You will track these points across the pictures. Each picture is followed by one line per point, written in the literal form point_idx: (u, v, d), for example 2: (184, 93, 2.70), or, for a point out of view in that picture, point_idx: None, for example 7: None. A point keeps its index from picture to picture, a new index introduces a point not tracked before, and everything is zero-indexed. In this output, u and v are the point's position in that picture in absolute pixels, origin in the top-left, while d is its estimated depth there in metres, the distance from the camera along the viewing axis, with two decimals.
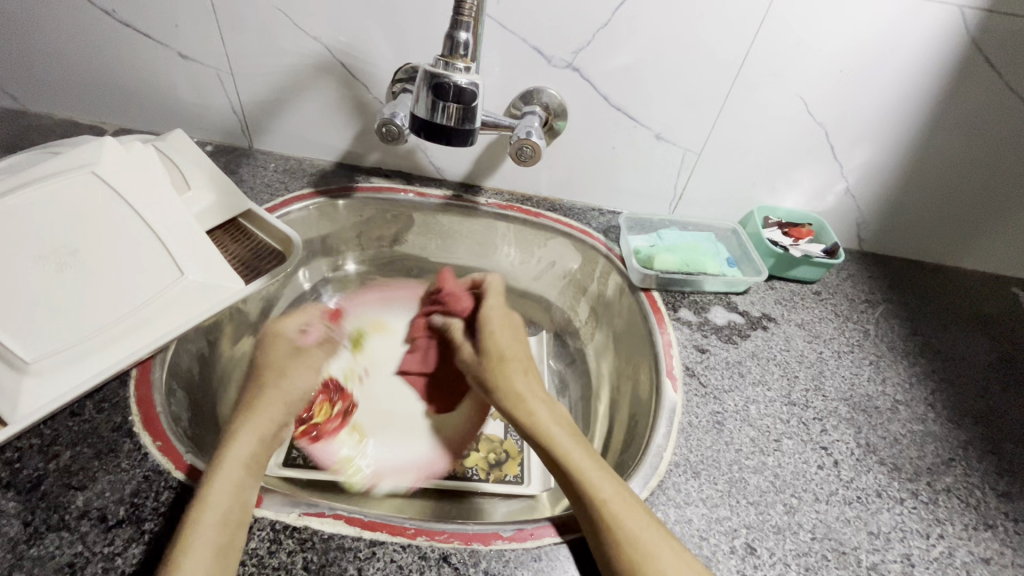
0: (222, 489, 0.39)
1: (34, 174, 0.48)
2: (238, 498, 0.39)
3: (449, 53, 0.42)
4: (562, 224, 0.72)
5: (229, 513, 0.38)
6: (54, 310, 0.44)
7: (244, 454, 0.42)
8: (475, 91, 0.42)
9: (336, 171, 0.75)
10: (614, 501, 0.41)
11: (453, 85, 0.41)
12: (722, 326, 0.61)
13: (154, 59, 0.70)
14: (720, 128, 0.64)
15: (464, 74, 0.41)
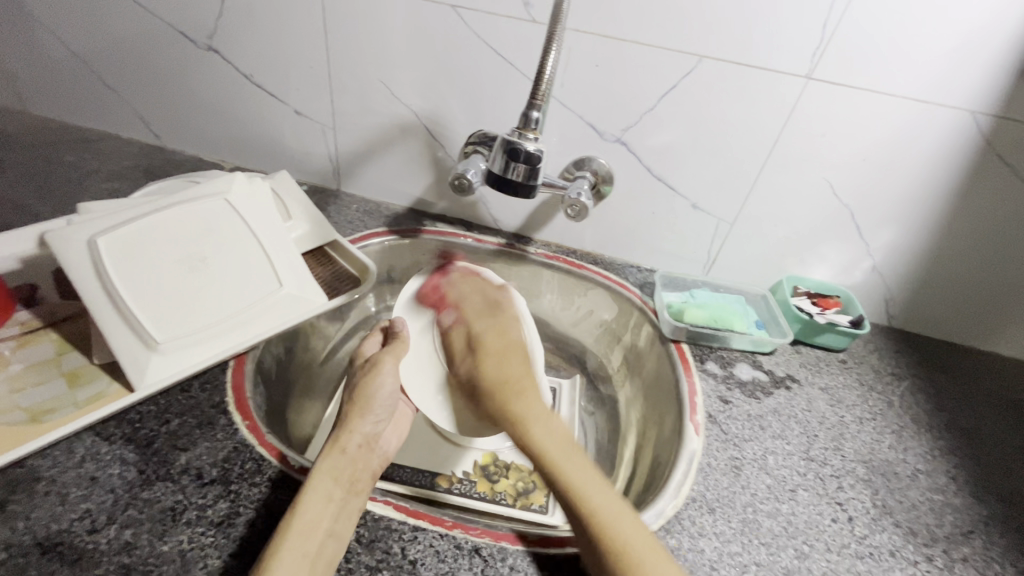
0: (316, 502, 0.44)
1: (181, 198, 0.61)
2: (329, 513, 0.44)
3: (523, 127, 0.52)
4: (602, 277, 0.79)
5: (321, 524, 0.43)
6: (181, 303, 0.54)
7: (316, 497, 0.44)
8: (540, 156, 0.52)
9: (407, 215, 0.86)
10: (607, 515, 0.44)
11: (524, 152, 0.51)
12: (746, 381, 0.65)
13: (272, 113, 0.84)
14: (752, 202, 0.72)
15: (533, 143, 0.51)
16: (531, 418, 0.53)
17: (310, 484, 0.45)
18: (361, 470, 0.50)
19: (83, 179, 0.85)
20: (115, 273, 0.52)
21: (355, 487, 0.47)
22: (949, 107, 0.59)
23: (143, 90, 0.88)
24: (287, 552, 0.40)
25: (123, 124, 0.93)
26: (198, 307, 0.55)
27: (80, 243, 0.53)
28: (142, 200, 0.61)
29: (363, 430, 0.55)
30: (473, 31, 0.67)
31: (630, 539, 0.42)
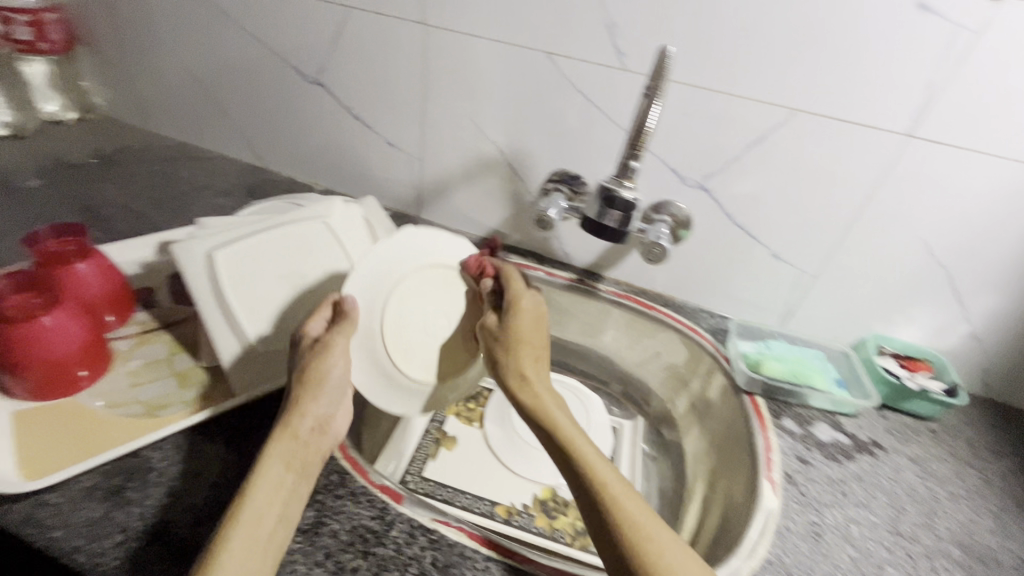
0: (265, 489, 0.44)
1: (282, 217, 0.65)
2: (280, 499, 0.44)
3: (621, 177, 0.57)
4: (673, 319, 0.79)
5: (271, 512, 0.43)
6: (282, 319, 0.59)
7: (262, 488, 0.44)
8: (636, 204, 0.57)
9: (482, 245, 0.89)
10: (618, 493, 0.44)
11: (620, 199, 0.56)
12: (826, 442, 0.63)
13: (366, 142, 0.90)
14: (837, 256, 0.70)
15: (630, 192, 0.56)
16: (534, 387, 0.55)
17: (260, 472, 0.45)
18: (313, 455, 0.49)
19: (194, 193, 0.93)
20: (228, 282, 0.57)
21: (305, 471, 0.47)
22: None
23: (253, 116, 0.97)
24: (234, 552, 0.40)
25: (231, 146, 1.03)
26: (400, 361, 0.62)
27: (197, 255, 0.57)
28: (252, 218, 0.66)
29: (316, 412, 0.51)
30: (565, 76, 0.70)
31: (639, 515, 0.43)
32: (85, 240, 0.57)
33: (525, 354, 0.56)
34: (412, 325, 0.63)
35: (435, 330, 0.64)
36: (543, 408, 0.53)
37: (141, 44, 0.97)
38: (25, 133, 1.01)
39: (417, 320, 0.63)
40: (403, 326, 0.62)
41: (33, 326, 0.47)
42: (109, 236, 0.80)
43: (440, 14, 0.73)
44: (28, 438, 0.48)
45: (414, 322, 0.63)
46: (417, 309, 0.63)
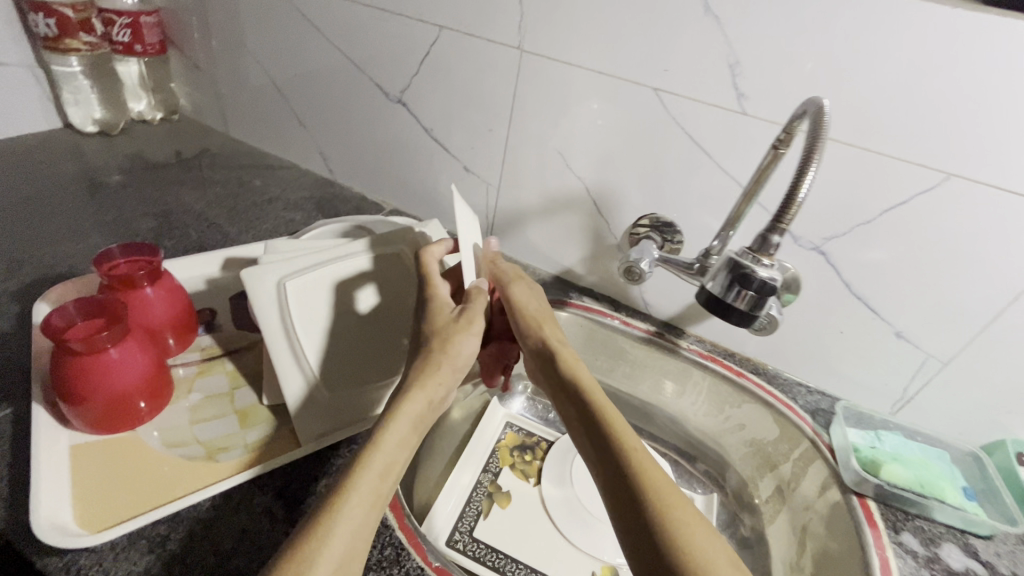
0: (394, 438, 0.44)
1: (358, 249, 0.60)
2: (407, 449, 0.45)
3: (757, 249, 0.49)
4: (765, 391, 0.70)
5: (396, 459, 0.44)
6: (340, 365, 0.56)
7: (390, 440, 0.44)
8: (773, 285, 0.48)
9: (553, 283, 0.84)
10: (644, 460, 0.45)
11: (759, 278, 0.48)
12: (958, 571, 0.52)
13: (442, 166, 0.86)
14: (979, 344, 0.59)
15: (769, 270, 0.48)
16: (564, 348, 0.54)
17: (392, 417, 0.45)
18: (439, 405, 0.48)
19: (266, 204, 0.92)
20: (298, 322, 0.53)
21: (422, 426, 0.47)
22: None
23: (331, 129, 0.95)
24: (349, 511, 0.40)
25: (306, 157, 1.02)
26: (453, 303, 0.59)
27: (272, 286, 0.52)
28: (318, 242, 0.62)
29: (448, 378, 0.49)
30: (671, 116, 0.64)
31: (666, 485, 0.43)
32: (156, 259, 0.55)
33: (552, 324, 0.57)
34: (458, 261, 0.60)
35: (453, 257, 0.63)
36: (575, 366, 0.53)
37: (230, 51, 0.97)
38: (114, 131, 1.04)
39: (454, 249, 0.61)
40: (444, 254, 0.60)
41: (97, 358, 0.45)
42: (181, 245, 0.79)
43: (537, 40, 0.68)
44: (84, 477, 0.46)
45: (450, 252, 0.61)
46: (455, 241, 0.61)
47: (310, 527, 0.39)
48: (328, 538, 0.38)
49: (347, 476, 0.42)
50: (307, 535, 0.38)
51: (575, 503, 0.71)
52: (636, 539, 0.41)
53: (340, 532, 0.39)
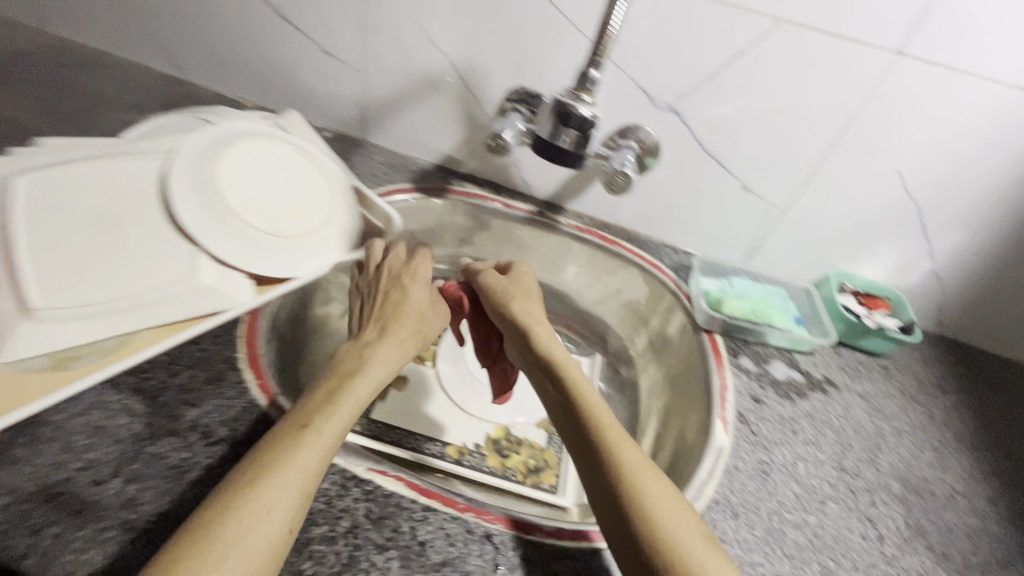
0: (366, 380, 0.50)
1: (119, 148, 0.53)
2: (365, 394, 0.49)
3: (579, 87, 0.51)
4: (635, 255, 0.75)
5: (348, 417, 0.45)
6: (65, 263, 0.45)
7: (362, 387, 0.49)
8: (593, 123, 0.50)
9: (434, 172, 0.81)
10: (634, 473, 0.44)
11: (576, 115, 0.49)
12: (780, 380, 0.62)
13: (299, 50, 0.78)
14: (809, 189, 0.66)
15: (588, 108, 0.50)
16: (573, 368, 0.56)
17: (371, 360, 0.53)
18: (387, 369, 0.54)
19: (96, 107, 0.80)
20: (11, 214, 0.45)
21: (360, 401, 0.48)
22: None
23: (165, 16, 0.82)
24: (276, 474, 0.38)
25: (141, 51, 0.88)
26: (238, 207, 0.54)
27: None
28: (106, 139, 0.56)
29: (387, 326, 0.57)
30: None
31: (652, 499, 0.42)
32: None
33: (557, 348, 0.59)
34: (252, 185, 0.56)
35: (281, 188, 0.58)
36: (580, 386, 0.53)
37: None
38: None
39: (255, 177, 0.57)
40: (240, 171, 0.56)
41: None
42: None
43: None
44: None
45: (253, 178, 0.56)
46: (255, 172, 0.57)
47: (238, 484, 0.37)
48: (262, 488, 0.37)
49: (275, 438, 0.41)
50: (273, 454, 0.39)
51: (471, 379, 0.76)
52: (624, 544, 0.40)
53: (305, 450, 0.40)
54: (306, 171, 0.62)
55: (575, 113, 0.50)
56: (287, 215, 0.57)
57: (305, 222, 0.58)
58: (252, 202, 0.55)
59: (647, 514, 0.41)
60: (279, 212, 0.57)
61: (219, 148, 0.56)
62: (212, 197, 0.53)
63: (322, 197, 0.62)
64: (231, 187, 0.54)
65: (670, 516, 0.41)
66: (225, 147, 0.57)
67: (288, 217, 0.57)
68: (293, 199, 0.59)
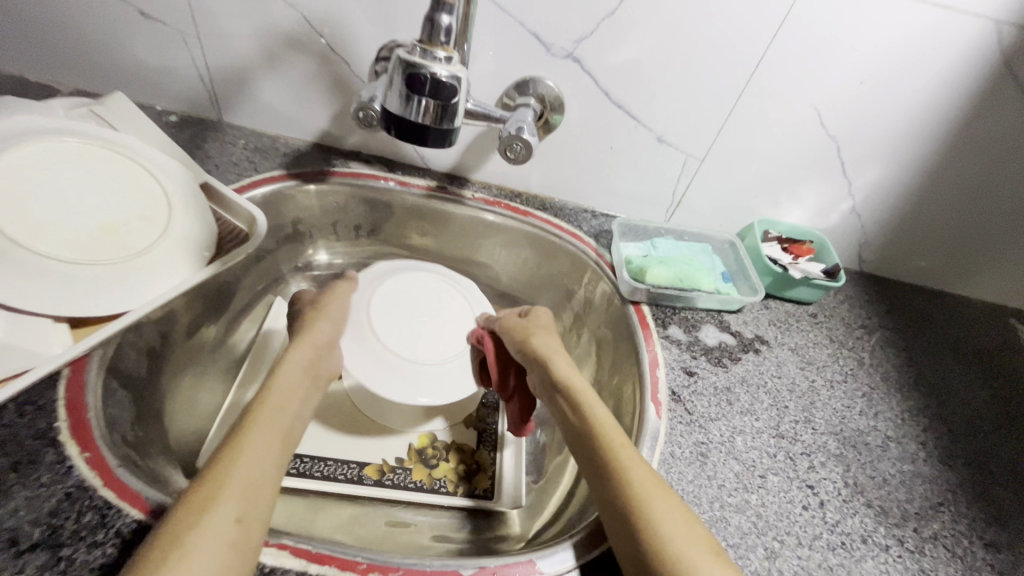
0: (288, 388, 0.48)
1: None
2: (296, 401, 0.47)
3: (428, 40, 0.41)
4: (551, 226, 0.68)
5: (282, 418, 0.45)
6: None
7: (280, 400, 0.46)
8: (456, 86, 0.41)
9: (312, 153, 0.69)
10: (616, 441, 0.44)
11: (430, 78, 0.39)
12: (712, 347, 0.58)
13: (109, 13, 0.62)
14: (726, 135, 0.60)
15: (444, 67, 0.40)
16: (557, 360, 0.54)
17: (284, 369, 0.50)
18: (319, 371, 0.52)
19: None
20: None
21: (319, 382, 0.51)
22: (974, 16, 0.49)
23: None
24: (257, 432, 0.42)
25: None
26: (22, 230, 0.41)
27: None
28: None
29: (324, 331, 0.55)
30: None
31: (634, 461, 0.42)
32: None
33: (552, 344, 0.56)
34: (45, 201, 0.43)
35: (90, 201, 0.45)
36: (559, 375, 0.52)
37: None
38: None
39: (48, 192, 0.44)
40: (19, 181, 0.42)
41: None
42: None
43: None
44: None
45: (46, 193, 0.43)
46: (47, 184, 0.44)
47: (188, 506, 0.35)
48: (243, 443, 0.40)
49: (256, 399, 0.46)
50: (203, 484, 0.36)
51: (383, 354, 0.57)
52: (603, 501, 0.40)
53: (240, 470, 0.38)
54: (130, 173, 0.49)
55: (429, 76, 0.40)
56: (102, 235, 0.45)
57: (131, 241, 0.46)
58: (48, 226, 0.42)
59: (640, 494, 0.39)
60: (89, 233, 0.44)
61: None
62: None
63: (156, 205, 0.49)
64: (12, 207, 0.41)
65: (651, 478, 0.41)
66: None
67: (104, 240, 0.45)
68: (112, 213, 0.46)
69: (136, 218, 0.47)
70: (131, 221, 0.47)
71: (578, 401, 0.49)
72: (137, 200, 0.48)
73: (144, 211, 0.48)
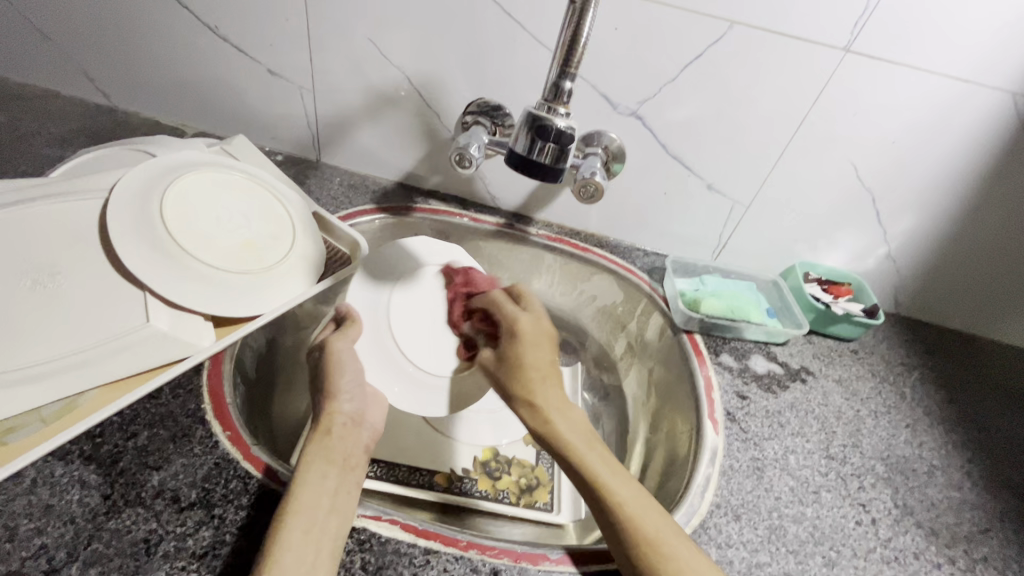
0: (314, 476, 0.42)
1: (55, 190, 0.48)
2: (329, 487, 0.42)
3: (552, 100, 0.50)
4: (608, 261, 0.75)
5: (321, 502, 0.41)
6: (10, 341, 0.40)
7: (314, 487, 0.41)
8: (571, 135, 0.49)
9: (396, 190, 0.79)
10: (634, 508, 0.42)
11: (555, 130, 0.48)
12: (762, 374, 0.63)
13: (241, 71, 0.73)
14: (770, 184, 0.68)
15: (564, 120, 0.49)
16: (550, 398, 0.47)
17: (306, 463, 0.44)
18: (351, 448, 0.49)
19: (15, 144, 0.72)
20: None
21: (348, 464, 0.47)
22: (991, 89, 0.56)
23: (85, 38, 0.75)
24: (291, 538, 0.37)
25: (62, 80, 0.80)
26: (190, 245, 0.50)
27: None
28: (33, 181, 0.50)
29: (343, 409, 0.52)
30: None
31: (655, 530, 0.41)
32: None
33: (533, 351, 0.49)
34: (203, 220, 0.52)
35: (235, 221, 0.54)
36: (526, 367, 0.48)
37: None
38: None
39: (206, 213, 0.53)
40: (187, 207, 0.52)
41: None
42: None
43: None
44: None
45: (203, 214, 0.52)
46: (205, 207, 0.53)
47: None
48: (279, 546, 0.37)
49: (287, 483, 0.42)
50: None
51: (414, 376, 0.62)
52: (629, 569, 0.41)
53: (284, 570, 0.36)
54: (263, 201, 0.58)
55: (553, 127, 0.49)
56: (244, 250, 0.53)
57: (265, 255, 0.54)
58: (203, 239, 0.51)
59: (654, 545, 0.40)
60: (233, 246, 0.53)
61: (162, 183, 0.52)
62: (160, 236, 0.48)
63: (283, 227, 0.58)
64: (179, 224, 0.50)
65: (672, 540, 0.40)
66: (168, 181, 0.53)
67: (245, 254, 0.53)
68: (251, 232, 0.55)
69: (268, 237, 0.56)
70: (264, 239, 0.55)
71: (584, 465, 0.44)
72: (269, 221, 0.57)
73: (274, 232, 0.57)
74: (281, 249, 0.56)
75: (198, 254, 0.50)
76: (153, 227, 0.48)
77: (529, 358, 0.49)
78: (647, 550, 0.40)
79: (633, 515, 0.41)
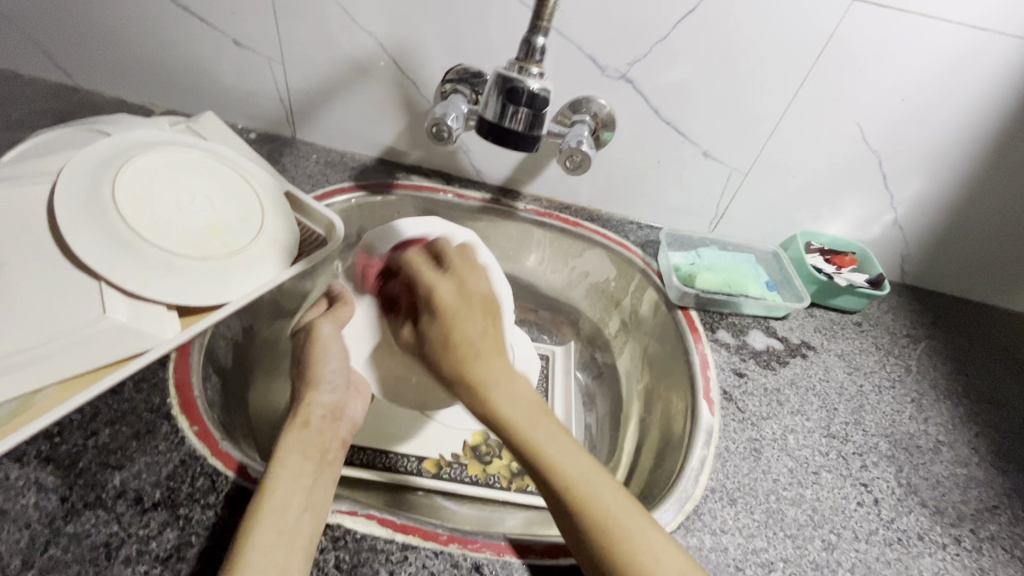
0: (285, 482, 0.39)
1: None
2: (301, 493, 0.39)
3: (524, 58, 0.46)
4: (599, 235, 0.71)
5: (291, 507, 0.38)
6: None
7: (283, 500, 0.38)
8: (546, 98, 0.46)
9: (377, 167, 0.75)
10: (585, 486, 0.39)
11: (526, 91, 0.45)
12: (760, 350, 0.60)
13: (205, 43, 0.69)
14: (770, 149, 0.63)
15: (537, 80, 0.45)
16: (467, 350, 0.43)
17: (278, 464, 0.41)
18: (329, 441, 0.47)
19: None
20: None
21: (324, 460, 0.44)
22: (1009, 37, 0.52)
23: (38, 12, 0.70)
24: (257, 560, 0.35)
25: (19, 58, 0.75)
26: (148, 232, 0.47)
27: None
28: None
29: (322, 401, 0.49)
30: None
31: (608, 507, 0.39)
32: None
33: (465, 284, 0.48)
34: (161, 205, 0.49)
35: (197, 204, 0.51)
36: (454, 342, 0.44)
37: None
38: None
39: (163, 197, 0.49)
40: (142, 191, 0.48)
41: None
42: None
43: None
44: None
45: (161, 198, 0.49)
46: (162, 190, 0.50)
47: None
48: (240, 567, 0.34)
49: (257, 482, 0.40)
50: None
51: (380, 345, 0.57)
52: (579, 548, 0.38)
53: None
54: (227, 181, 0.55)
55: (524, 89, 0.45)
56: (208, 236, 0.50)
57: (232, 241, 0.51)
58: (162, 226, 0.48)
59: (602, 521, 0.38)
60: (195, 232, 0.49)
61: (113, 167, 0.48)
62: (113, 223, 0.45)
63: (250, 208, 0.54)
64: (133, 210, 0.47)
65: (630, 523, 0.38)
66: (120, 163, 0.49)
67: (210, 239, 0.50)
68: (215, 216, 0.51)
69: (234, 220, 0.52)
70: (229, 222, 0.52)
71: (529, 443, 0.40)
72: (234, 203, 0.54)
73: (241, 214, 0.53)
74: (248, 231, 0.53)
75: (156, 241, 0.46)
76: (104, 214, 0.45)
77: (456, 333, 0.44)
78: (598, 528, 0.38)
79: (584, 494, 0.39)
